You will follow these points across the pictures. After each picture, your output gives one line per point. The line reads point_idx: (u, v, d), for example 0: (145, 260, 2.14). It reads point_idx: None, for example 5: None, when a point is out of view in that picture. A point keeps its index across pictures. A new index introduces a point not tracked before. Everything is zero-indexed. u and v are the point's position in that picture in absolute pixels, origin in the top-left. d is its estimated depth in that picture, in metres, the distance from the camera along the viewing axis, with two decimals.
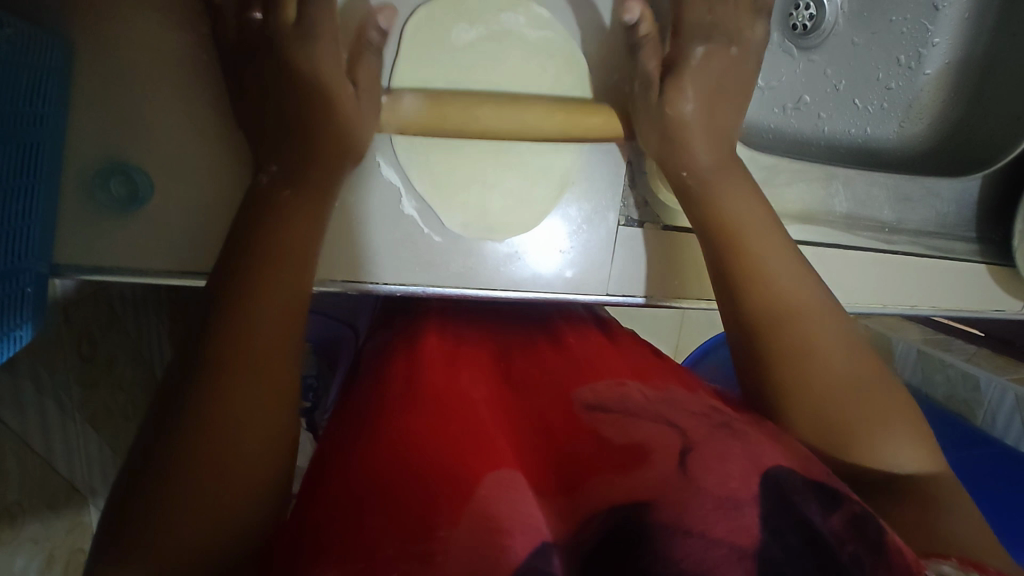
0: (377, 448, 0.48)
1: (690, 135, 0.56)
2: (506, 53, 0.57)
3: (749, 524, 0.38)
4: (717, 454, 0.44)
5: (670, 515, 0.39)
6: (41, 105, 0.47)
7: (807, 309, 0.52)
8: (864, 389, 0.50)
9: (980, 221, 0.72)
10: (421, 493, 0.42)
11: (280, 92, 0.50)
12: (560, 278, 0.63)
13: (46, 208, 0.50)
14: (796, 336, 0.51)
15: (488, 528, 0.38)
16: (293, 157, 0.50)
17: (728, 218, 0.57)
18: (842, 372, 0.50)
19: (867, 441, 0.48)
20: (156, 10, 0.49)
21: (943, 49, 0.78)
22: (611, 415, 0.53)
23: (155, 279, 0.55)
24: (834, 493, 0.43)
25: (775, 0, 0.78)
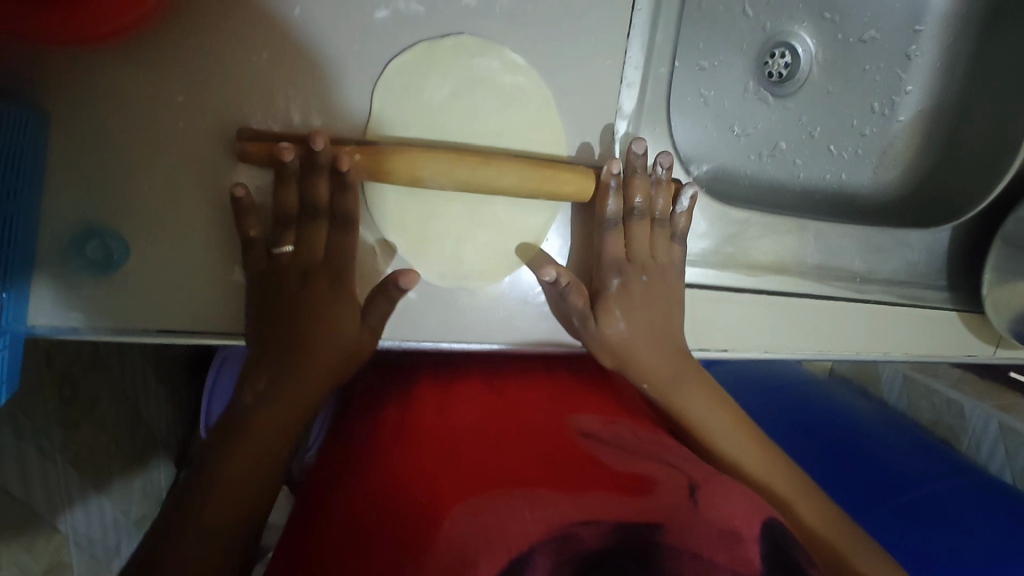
0: (379, 480, 0.51)
1: (632, 346, 0.61)
2: (478, 103, 0.57)
3: (748, 555, 0.41)
4: (719, 495, 0.47)
5: (675, 538, 0.43)
6: (15, 179, 0.47)
7: (721, 448, 0.61)
8: (806, 501, 0.58)
9: (952, 270, 0.74)
10: (427, 517, 0.46)
11: (288, 168, 0.52)
12: (535, 330, 0.64)
13: (22, 272, 0.51)
14: (722, 453, 0.61)
15: (485, 538, 0.42)
16: (299, 284, 0.54)
17: (671, 313, 0.62)
18: (760, 476, 0.59)
19: (840, 548, 0.55)
20: (132, 81, 0.50)
21: (916, 96, 0.80)
22: (608, 448, 0.57)
23: (132, 338, 0.55)
24: (814, 550, 0.45)
25: (751, 49, 0.79)
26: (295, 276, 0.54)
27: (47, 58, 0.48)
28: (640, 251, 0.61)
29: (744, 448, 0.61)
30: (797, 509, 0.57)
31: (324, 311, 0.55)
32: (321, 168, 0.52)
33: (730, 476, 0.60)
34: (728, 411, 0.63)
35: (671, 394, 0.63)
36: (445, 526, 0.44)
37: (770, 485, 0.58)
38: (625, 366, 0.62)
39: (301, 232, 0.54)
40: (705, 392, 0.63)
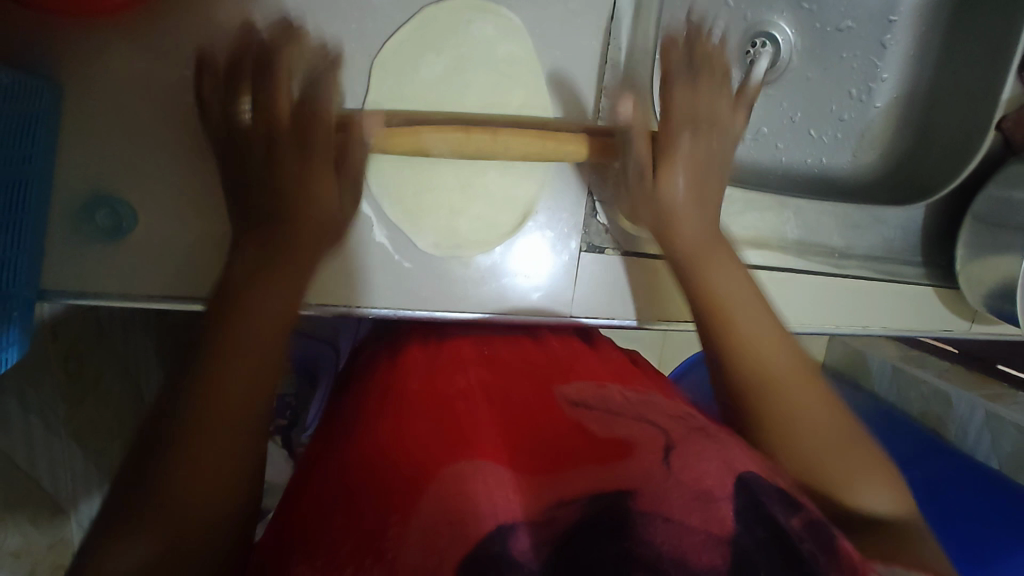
0: (362, 454, 0.52)
1: (677, 216, 0.59)
2: (470, 75, 0.60)
3: (724, 515, 0.39)
4: (696, 455, 0.45)
5: (649, 502, 0.40)
6: (30, 144, 0.50)
7: (764, 351, 0.54)
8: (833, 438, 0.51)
9: (925, 247, 0.77)
10: (389, 492, 0.46)
11: (245, 125, 0.52)
12: (526, 300, 0.66)
13: (35, 238, 0.53)
14: (780, 384, 0.53)
15: (447, 516, 0.40)
16: (273, 195, 0.52)
17: (706, 236, 0.59)
18: (803, 419, 0.51)
19: (840, 486, 0.48)
20: (139, 58, 0.53)
21: (891, 83, 0.83)
22: (591, 412, 0.55)
23: (136, 302, 0.57)
24: (793, 499, 0.43)
25: (733, 38, 0.82)
26: (261, 141, 0.51)
27: (61, 35, 0.51)
28: (693, 153, 0.59)
29: (789, 391, 0.53)
30: (830, 469, 0.49)
31: (295, 190, 0.52)
32: (278, 140, 0.51)
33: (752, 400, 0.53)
34: (786, 343, 0.56)
35: (725, 314, 0.56)
36: (425, 497, 0.43)
37: (827, 452, 0.50)
38: (667, 241, 0.60)
39: (273, 160, 0.51)
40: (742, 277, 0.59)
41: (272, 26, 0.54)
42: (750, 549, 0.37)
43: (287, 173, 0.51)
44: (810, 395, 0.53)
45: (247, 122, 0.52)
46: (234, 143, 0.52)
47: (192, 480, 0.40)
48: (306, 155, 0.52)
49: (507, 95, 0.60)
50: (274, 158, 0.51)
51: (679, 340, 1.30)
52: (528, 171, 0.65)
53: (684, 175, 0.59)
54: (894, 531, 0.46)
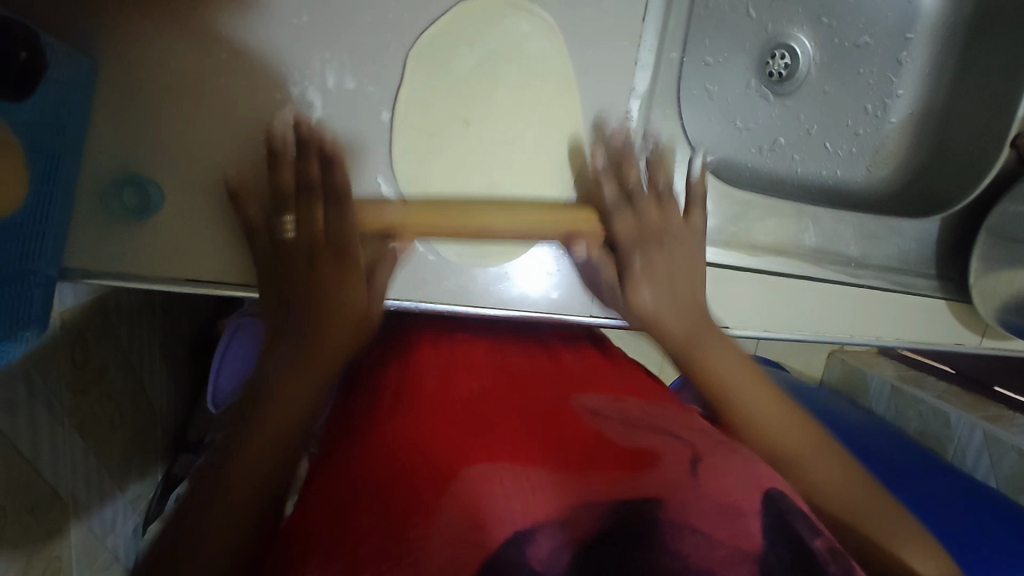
0: (382, 447, 0.51)
1: (659, 317, 0.61)
2: (501, 73, 0.60)
3: (750, 530, 0.41)
4: (722, 469, 0.47)
5: (672, 513, 0.41)
6: (66, 117, 0.50)
7: (782, 443, 0.57)
8: (830, 468, 0.56)
9: (939, 259, 0.77)
10: (412, 487, 0.44)
11: (287, 241, 0.54)
12: (546, 299, 0.66)
13: (63, 214, 0.53)
14: (795, 453, 0.56)
15: (474, 520, 0.40)
16: (306, 277, 0.54)
17: (696, 316, 0.63)
18: (826, 478, 0.55)
19: (863, 516, 0.53)
20: (175, 36, 0.53)
21: (907, 100, 0.84)
22: (613, 423, 0.56)
23: (159, 284, 0.57)
24: (815, 523, 0.44)
25: (753, 48, 0.84)
26: (300, 262, 0.54)
27: (101, 11, 0.51)
28: (664, 268, 0.62)
29: (794, 442, 0.57)
30: (866, 520, 0.53)
31: (322, 298, 0.54)
32: (319, 255, 0.54)
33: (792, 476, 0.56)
34: (784, 408, 0.61)
35: (726, 393, 0.60)
36: (444, 499, 0.43)
37: (846, 500, 0.54)
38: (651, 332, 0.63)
39: (301, 208, 0.53)
40: (738, 356, 0.63)
41: (310, 12, 0.54)
42: (778, 567, 0.39)
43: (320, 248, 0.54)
44: (813, 444, 0.57)
45: (292, 243, 0.54)
46: (280, 255, 0.55)
47: (217, 519, 0.44)
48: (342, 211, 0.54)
49: (539, 99, 0.61)
50: (294, 274, 0.54)
51: None
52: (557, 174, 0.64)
53: (647, 287, 0.61)
54: None
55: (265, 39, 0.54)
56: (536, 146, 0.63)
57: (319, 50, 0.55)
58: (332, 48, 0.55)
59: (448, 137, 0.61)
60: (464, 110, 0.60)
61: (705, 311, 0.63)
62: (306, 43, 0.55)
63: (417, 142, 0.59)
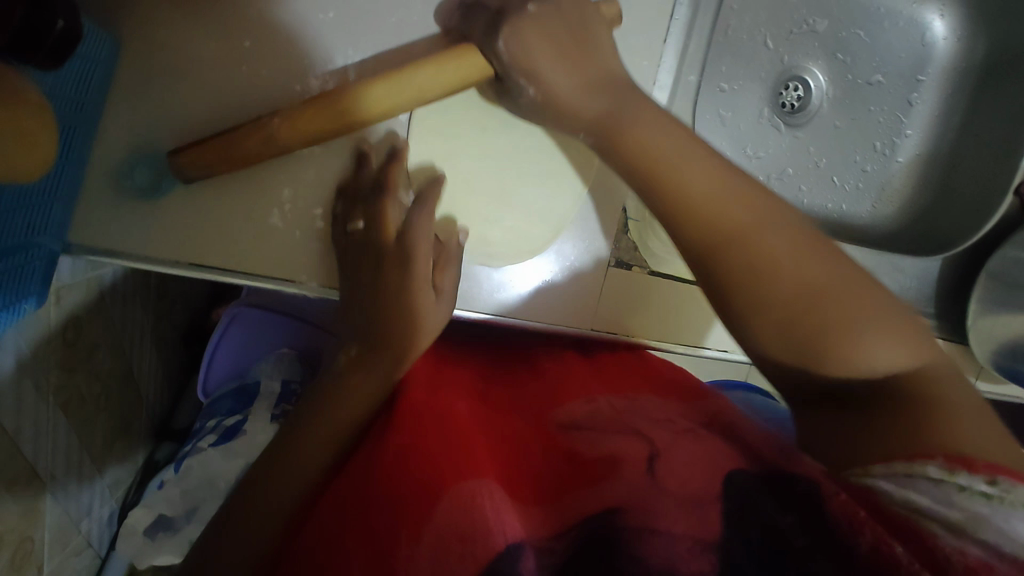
0: (376, 459, 0.52)
1: (569, 99, 0.52)
2: None
3: (712, 517, 0.39)
4: (681, 462, 0.45)
5: (636, 518, 0.41)
6: (83, 93, 0.50)
7: (745, 226, 0.48)
8: (796, 271, 0.47)
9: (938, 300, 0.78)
10: (409, 502, 0.46)
11: (357, 237, 0.58)
12: (550, 307, 0.68)
13: (71, 189, 0.53)
14: (737, 231, 0.48)
15: (454, 534, 0.41)
16: (374, 316, 0.57)
17: (605, 81, 0.53)
18: (780, 266, 0.47)
19: (838, 347, 0.45)
20: (201, 22, 0.53)
21: (915, 141, 0.85)
22: (584, 433, 0.53)
23: (161, 267, 0.57)
24: (782, 473, 0.42)
25: (768, 78, 0.85)
26: (369, 263, 0.57)
27: None
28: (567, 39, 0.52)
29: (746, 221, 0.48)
30: (839, 362, 0.45)
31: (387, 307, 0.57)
32: (384, 253, 0.57)
33: (747, 315, 0.48)
34: (730, 176, 0.50)
35: (725, 244, 0.48)
36: (439, 503, 0.44)
37: (800, 278, 0.47)
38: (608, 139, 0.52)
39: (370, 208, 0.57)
40: (716, 163, 0.51)
41: (337, 9, 0.55)
42: (735, 543, 0.37)
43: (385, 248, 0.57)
44: (776, 233, 0.48)
45: (359, 236, 0.57)
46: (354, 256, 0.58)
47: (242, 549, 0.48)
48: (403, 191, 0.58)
49: None
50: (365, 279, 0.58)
51: None
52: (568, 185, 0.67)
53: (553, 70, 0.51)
54: (927, 400, 0.43)
55: (290, 32, 0.54)
56: (550, 157, 0.65)
57: (343, 47, 0.56)
58: (356, 45, 0.56)
59: (466, 143, 0.63)
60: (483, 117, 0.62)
61: (617, 81, 0.53)
62: (331, 39, 0.55)
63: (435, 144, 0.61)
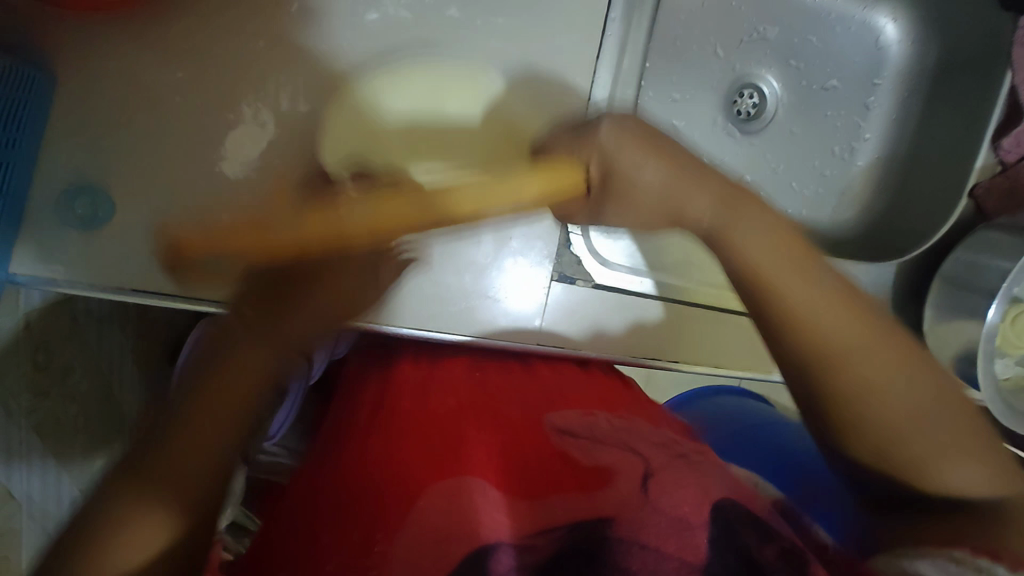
0: (355, 463, 0.53)
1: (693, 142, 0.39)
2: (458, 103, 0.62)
3: (697, 542, 0.41)
4: (674, 482, 0.47)
5: (626, 528, 0.41)
6: (15, 129, 0.52)
7: (820, 331, 0.50)
8: (908, 390, 0.49)
9: (897, 305, 0.78)
10: (382, 506, 0.46)
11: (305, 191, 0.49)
12: (493, 322, 0.67)
13: (11, 219, 0.54)
14: (829, 349, 0.50)
15: (433, 535, 0.42)
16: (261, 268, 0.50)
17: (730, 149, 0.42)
18: (878, 386, 0.49)
19: (924, 464, 0.48)
20: (137, 56, 0.55)
21: (874, 144, 0.85)
22: (577, 440, 0.55)
23: (103, 293, 0.57)
24: (768, 530, 0.45)
25: (721, 87, 0.85)
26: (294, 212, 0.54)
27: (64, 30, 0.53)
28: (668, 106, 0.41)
29: (869, 335, 0.50)
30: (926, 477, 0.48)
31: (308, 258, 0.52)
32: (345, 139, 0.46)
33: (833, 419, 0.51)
34: (806, 263, 0.52)
35: (842, 358, 0.50)
36: (411, 514, 0.45)
37: (878, 393, 0.49)
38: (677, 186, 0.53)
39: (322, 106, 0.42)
40: (790, 261, 0.52)
41: (266, 38, 0.56)
42: None
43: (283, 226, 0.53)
44: (900, 354, 0.50)
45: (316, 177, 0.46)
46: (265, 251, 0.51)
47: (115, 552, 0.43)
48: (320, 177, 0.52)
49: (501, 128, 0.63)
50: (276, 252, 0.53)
51: (660, 383, 1.27)
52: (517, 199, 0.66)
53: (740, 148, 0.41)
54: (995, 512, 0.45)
55: (222, 63, 0.56)
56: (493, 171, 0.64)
57: (274, 75, 0.57)
58: (287, 72, 0.57)
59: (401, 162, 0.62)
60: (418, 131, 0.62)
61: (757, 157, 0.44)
62: (264, 66, 0.56)
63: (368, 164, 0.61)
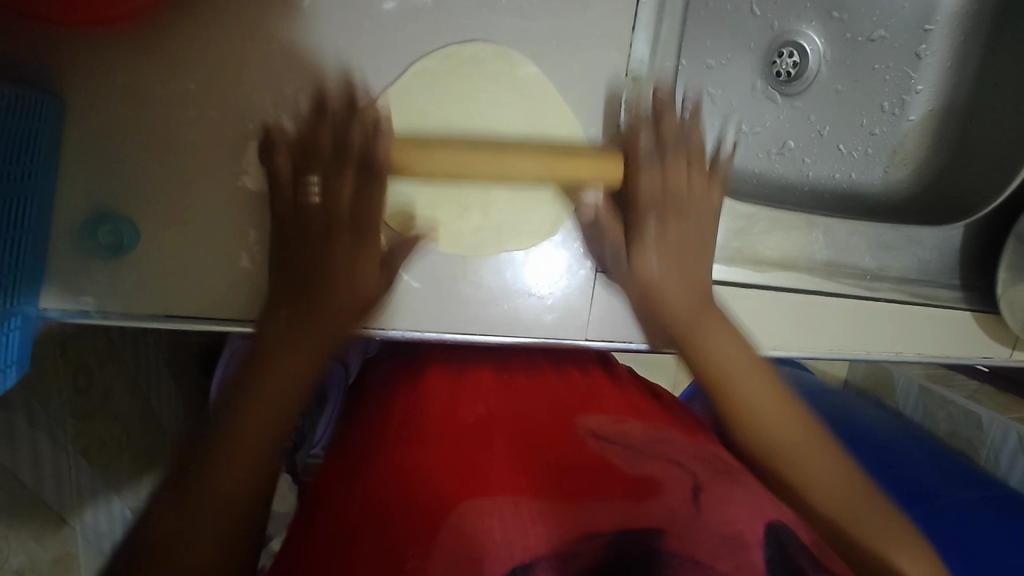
0: (384, 467, 0.51)
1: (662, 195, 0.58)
2: (484, 87, 0.57)
3: (751, 560, 0.40)
4: (722, 499, 0.45)
5: (675, 544, 0.41)
6: (30, 161, 0.49)
7: (732, 368, 0.59)
8: (840, 470, 0.55)
9: (964, 269, 0.73)
10: (411, 518, 0.43)
11: (311, 208, 0.52)
12: (539, 322, 0.64)
13: (35, 255, 0.52)
14: (747, 423, 0.58)
15: (469, 555, 0.39)
16: (315, 164, 0.52)
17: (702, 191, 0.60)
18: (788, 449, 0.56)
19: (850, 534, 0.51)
20: (145, 71, 0.51)
21: (926, 96, 0.78)
22: (617, 449, 0.54)
23: (140, 321, 0.56)
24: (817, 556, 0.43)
25: (758, 47, 0.79)
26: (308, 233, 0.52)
27: (68, 50, 0.50)
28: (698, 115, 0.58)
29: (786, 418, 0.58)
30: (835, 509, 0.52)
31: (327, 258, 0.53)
32: (336, 228, 0.53)
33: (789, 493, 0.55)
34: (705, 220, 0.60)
35: (736, 408, 0.58)
36: (441, 527, 0.42)
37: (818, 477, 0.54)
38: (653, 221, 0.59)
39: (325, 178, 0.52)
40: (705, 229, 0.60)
41: (279, 39, 0.52)
42: None
43: (330, 259, 0.53)
44: (812, 435, 0.57)
45: (311, 210, 0.52)
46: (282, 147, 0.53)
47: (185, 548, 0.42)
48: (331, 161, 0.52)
49: (536, 112, 0.58)
50: (300, 244, 0.53)
51: None
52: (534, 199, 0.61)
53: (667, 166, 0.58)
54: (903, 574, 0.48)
55: (232, 71, 0.52)
56: None
57: (286, 82, 0.53)
58: (304, 76, 0.53)
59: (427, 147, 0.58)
60: (442, 110, 0.57)
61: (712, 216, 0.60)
62: (278, 71, 0.53)
63: None
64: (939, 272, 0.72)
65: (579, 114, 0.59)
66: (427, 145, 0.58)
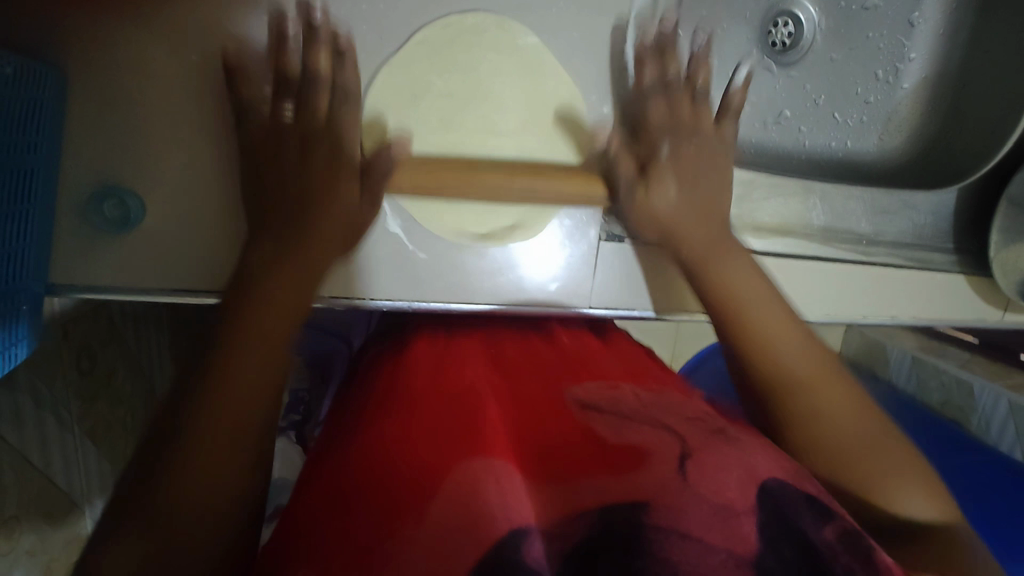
0: (373, 440, 0.49)
1: (676, 216, 0.57)
2: (485, 54, 0.57)
3: (746, 533, 0.36)
4: (714, 465, 0.42)
5: (666, 515, 0.37)
6: (35, 134, 0.49)
7: (772, 323, 0.55)
8: (879, 436, 0.50)
9: (957, 232, 0.75)
10: (399, 492, 0.42)
11: (272, 193, 0.52)
12: (543, 290, 0.64)
13: (42, 229, 0.52)
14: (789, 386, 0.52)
15: (462, 520, 0.38)
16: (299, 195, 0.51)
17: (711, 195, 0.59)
18: (829, 412, 0.51)
19: (879, 491, 0.46)
20: (146, 41, 0.51)
21: (920, 64, 0.79)
22: (603, 411, 0.52)
23: (148, 296, 0.57)
24: (823, 507, 0.40)
25: (755, 17, 0.80)
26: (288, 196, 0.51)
27: (70, 23, 0.49)
28: (692, 162, 0.58)
29: (817, 374, 0.53)
30: (866, 466, 0.48)
31: (316, 254, 0.52)
32: (307, 202, 0.51)
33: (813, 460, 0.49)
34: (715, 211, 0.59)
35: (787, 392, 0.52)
36: (429, 499, 0.40)
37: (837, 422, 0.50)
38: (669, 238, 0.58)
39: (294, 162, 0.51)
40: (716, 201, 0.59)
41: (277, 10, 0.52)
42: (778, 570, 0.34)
43: (307, 239, 0.51)
44: (833, 381, 0.52)
45: (273, 200, 0.52)
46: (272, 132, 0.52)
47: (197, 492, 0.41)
48: (325, 230, 0.52)
49: (538, 79, 0.59)
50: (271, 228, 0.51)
51: (691, 332, 1.25)
52: (529, 166, 0.61)
53: (675, 182, 0.57)
54: (949, 545, 0.44)
55: (230, 39, 0.52)
56: (531, 131, 0.60)
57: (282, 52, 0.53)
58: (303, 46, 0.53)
59: (431, 113, 0.58)
60: (447, 77, 0.57)
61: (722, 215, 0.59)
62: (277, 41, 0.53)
63: (398, 118, 0.57)
64: (935, 236, 0.74)
65: (581, 81, 0.60)
66: (432, 117, 0.58)
